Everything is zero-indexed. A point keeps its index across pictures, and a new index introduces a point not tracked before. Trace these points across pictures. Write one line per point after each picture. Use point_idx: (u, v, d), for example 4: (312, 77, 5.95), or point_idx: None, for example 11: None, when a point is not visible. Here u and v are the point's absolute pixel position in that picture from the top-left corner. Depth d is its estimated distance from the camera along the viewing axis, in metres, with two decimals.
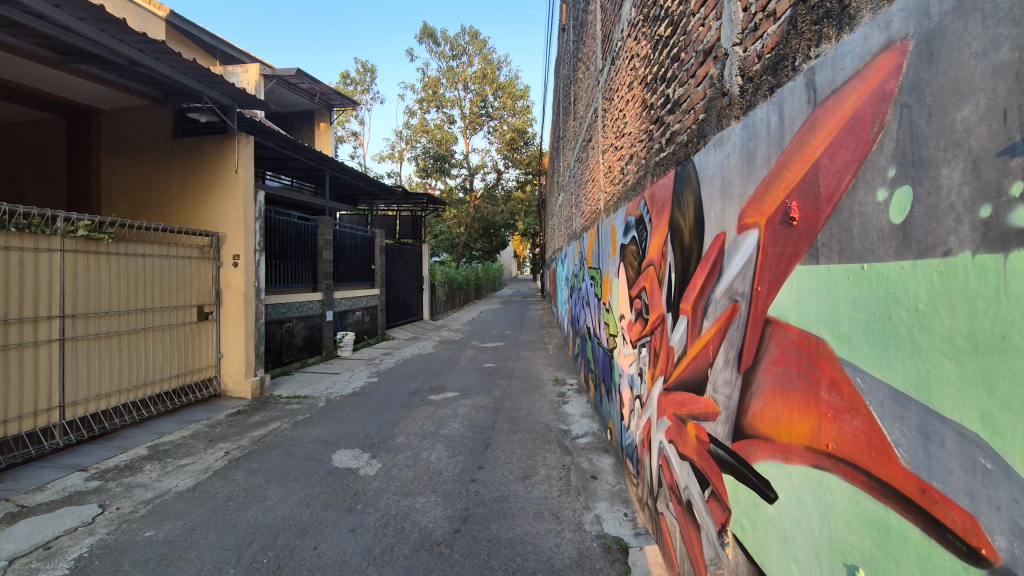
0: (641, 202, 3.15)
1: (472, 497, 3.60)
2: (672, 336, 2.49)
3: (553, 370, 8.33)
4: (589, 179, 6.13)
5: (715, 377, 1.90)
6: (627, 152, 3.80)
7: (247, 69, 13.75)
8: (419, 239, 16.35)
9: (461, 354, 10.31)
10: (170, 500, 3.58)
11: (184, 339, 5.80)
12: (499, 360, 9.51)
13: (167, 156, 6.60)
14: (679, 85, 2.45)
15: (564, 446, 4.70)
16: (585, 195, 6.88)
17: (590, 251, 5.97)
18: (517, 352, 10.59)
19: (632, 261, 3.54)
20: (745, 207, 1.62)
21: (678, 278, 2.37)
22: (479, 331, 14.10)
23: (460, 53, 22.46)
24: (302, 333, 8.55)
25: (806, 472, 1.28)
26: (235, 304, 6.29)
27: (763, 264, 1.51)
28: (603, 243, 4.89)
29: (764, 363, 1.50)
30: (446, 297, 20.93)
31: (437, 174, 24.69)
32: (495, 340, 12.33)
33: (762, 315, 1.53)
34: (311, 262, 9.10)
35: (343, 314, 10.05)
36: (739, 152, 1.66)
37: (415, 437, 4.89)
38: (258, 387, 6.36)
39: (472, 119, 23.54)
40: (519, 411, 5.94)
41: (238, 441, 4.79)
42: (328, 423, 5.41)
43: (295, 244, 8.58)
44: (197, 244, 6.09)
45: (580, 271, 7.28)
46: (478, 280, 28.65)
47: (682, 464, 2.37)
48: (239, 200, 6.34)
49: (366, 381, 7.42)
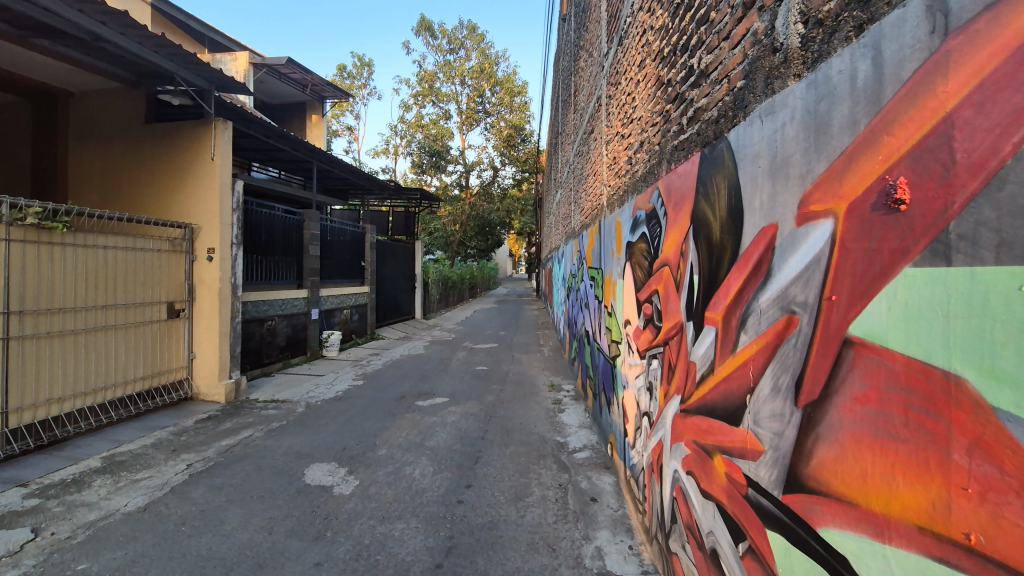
0: (654, 193, 2.77)
1: (457, 524, 3.21)
2: (693, 350, 2.11)
3: (549, 374, 7.94)
4: (591, 173, 5.74)
5: (756, 407, 1.52)
6: (636, 139, 3.42)
7: (236, 57, 13.29)
8: (412, 236, 15.92)
9: (453, 356, 9.92)
10: (115, 523, 3.16)
11: (151, 338, 5.38)
12: (493, 363, 9.13)
13: (139, 142, 6.16)
14: (706, 52, 2.06)
15: (560, 462, 4.31)
16: (585, 191, 6.49)
17: (590, 251, 5.60)
18: (512, 354, 10.19)
19: (640, 261, 3.15)
20: (812, 191, 1.24)
21: (703, 282, 1.99)
22: (472, 331, 13.71)
23: (457, 47, 22.05)
24: (285, 332, 8.12)
25: (919, 564, 0.90)
26: (208, 302, 5.86)
27: (840, 266, 1.13)
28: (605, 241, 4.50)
29: (840, 399, 1.13)
30: (440, 296, 20.51)
31: (433, 171, 24.26)
32: (488, 341, 11.93)
33: (835, 333, 1.16)
34: (295, 258, 8.67)
35: (330, 312, 9.62)
36: (803, 119, 1.28)
37: (398, 449, 4.49)
38: (232, 390, 5.95)
39: (469, 114, 23.12)
40: (512, 420, 5.55)
41: (203, 452, 4.37)
42: (304, 431, 5.00)
43: (279, 238, 8.17)
44: (168, 237, 5.67)
45: (579, 272, 6.91)
46: (473, 278, 28.25)
47: (705, 503, 2.00)
48: (214, 189, 5.90)
49: (350, 385, 7.01)
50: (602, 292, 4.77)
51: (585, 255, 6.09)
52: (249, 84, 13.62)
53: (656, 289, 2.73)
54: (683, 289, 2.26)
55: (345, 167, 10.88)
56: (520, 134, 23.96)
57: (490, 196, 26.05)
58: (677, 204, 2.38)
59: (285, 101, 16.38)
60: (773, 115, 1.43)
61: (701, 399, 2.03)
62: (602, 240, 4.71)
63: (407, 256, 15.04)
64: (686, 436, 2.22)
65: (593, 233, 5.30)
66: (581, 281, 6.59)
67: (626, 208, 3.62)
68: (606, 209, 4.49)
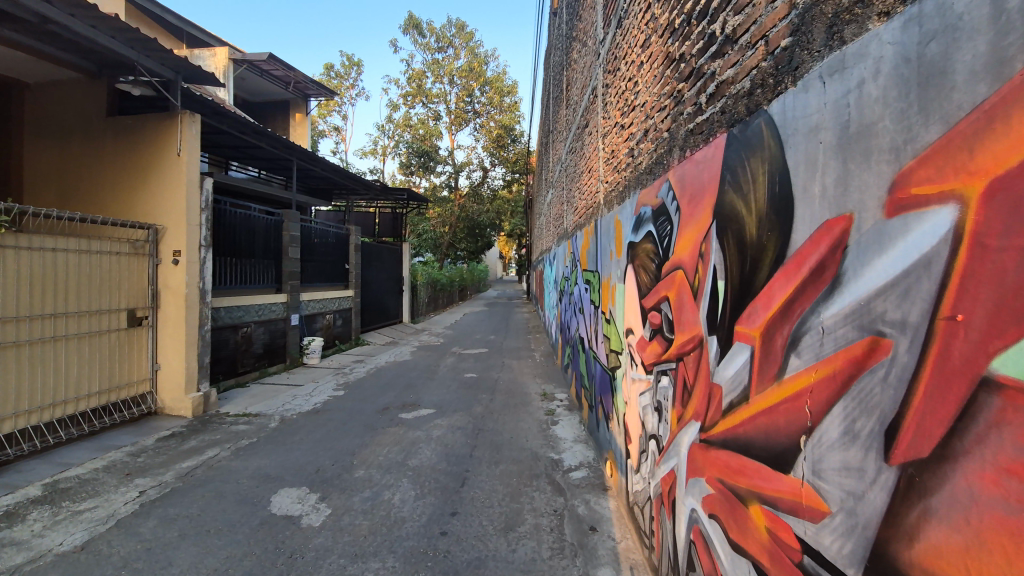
0: (664, 185, 2.43)
1: (439, 562, 2.83)
2: (719, 370, 1.76)
3: (541, 381, 7.58)
4: (585, 169, 5.41)
5: (817, 453, 1.17)
6: (638, 128, 3.08)
7: (216, 52, 12.91)
8: (399, 238, 15.52)
9: (441, 362, 9.53)
10: (45, 566, 2.74)
11: (109, 349, 4.95)
12: (482, 370, 8.75)
13: (100, 137, 5.73)
14: (734, 12, 1.72)
15: (554, 483, 3.95)
16: (578, 189, 6.15)
17: (585, 254, 5.26)
18: (502, 359, 9.82)
19: (645, 264, 2.81)
20: (913, 168, 0.90)
21: (733, 289, 1.64)
22: (461, 336, 13.31)
23: (446, 46, 21.68)
24: (261, 339, 7.70)
25: None
26: (174, 309, 5.44)
27: (971, 272, 0.79)
28: (602, 242, 4.16)
29: (973, 465, 0.79)
30: (429, 299, 20.10)
31: (421, 172, 23.87)
32: (478, 346, 11.55)
33: (960, 368, 0.81)
34: (273, 261, 8.25)
35: (311, 317, 9.19)
36: (897, 71, 0.94)
37: (377, 471, 4.10)
38: (201, 404, 5.52)
39: (458, 114, 22.75)
40: (502, 433, 5.18)
41: (160, 476, 3.95)
42: (276, 450, 4.59)
43: (254, 240, 7.76)
44: (129, 238, 5.25)
45: (573, 274, 6.56)
46: (462, 281, 27.84)
47: (735, 559, 1.64)
48: (181, 187, 5.47)
49: (330, 395, 6.59)
50: (599, 298, 4.44)
51: (579, 257, 5.75)
52: (229, 81, 13.16)
53: (666, 296, 2.38)
54: (702, 297, 1.92)
55: (328, 165, 10.46)
56: (510, 135, 23.62)
57: (480, 198, 25.68)
58: (693, 197, 2.04)
59: (267, 99, 15.91)
60: (846, 72, 1.08)
61: (730, 431, 1.68)
62: (599, 243, 4.36)
63: (394, 258, 14.61)
64: (707, 471, 1.87)
65: (589, 233, 4.95)
66: (575, 284, 6.24)
67: (627, 205, 3.27)
68: (604, 208, 4.14)
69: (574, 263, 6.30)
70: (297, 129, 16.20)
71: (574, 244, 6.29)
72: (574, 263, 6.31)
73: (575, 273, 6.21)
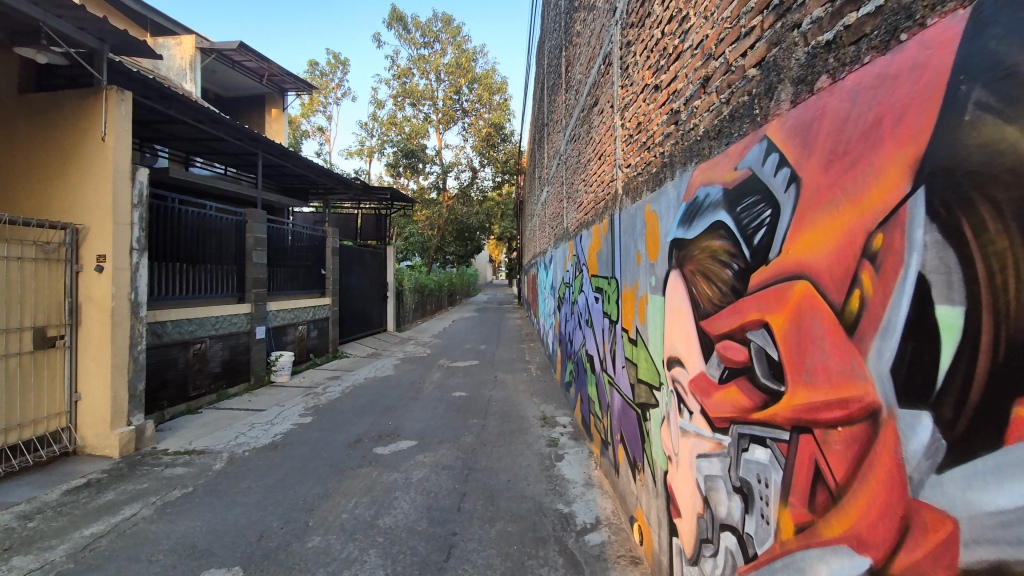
0: (755, 146, 1.57)
1: None
2: (947, 486, 0.90)
3: (539, 401, 6.68)
4: (594, 155, 4.56)
5: None
6: (686, 81, 2.25)
7: (181, 41, 11.96)
8: (383, 241, 14.58)
9: (426, 377, 8.60)
10: None
11: (7, 377, 3.98)
12: (473, 386, 7.82)
13: (10, 118, 4.76)
14: None
15: (566, 552, 3.05)
16: (582, 181, 5.30)
17: (596, 257, 4.39)
18: (494, 373, 8.90)
19: (707, 268, 1.95)
20: None
21: (1011, 327, 0.78)
22: (449, 346, 12.38)
23: (432, 41, 20.80)
24: (220, 356, 6.77)
25: None
26: (97, 326, 4.47)
27: None
28: (625, 243, 3.27)
29: None
30: (415, 305, 19.15)
31: (408, 172, 22.93)
32: (467, 357, 10.63)
33: None
34: (233, 267, 7.33)
35: (280, 329, 8.25)
36: None
37: (338, 537, 3.18)
38: (131, 440, 4.55)
39: (445, 112, 21.87)
40: (496, 473, 4.28)
41: (49, 551, 3.00)
42: (213, 506, 3.65)
43: (210, 244, 6.84)
44: (41, 241, 4.27)
45: (577, 281, 5.69)
46: (450, 286, 26.87)
47: None
48: (106, 177, 4.49)
49: (295, 423, 5.65)
50: (618, 312, 3.57)
51: (586, 260, 4.91)
52: (197, 72, 12.17)
53: (763, 321, 1.52)
54: (878, 332, 1.06)
55: (304, 161, 9.54)
56: (500, 134, 22.78)
57: (469, 199, 24.77)
58: (837, 152, 1.19)
59: (241, 93, 14.90)
60: None
61: None
62: (618, 244, 3.49)
63: (377, 262, 13.64)
64: None
65: (602, 231, 4.08)
66: (580, 292, 5.38)
67: (669, 190, 2.40)
68: (626, 199, 3.27)
69: (580, 269, 5.45)
70: (272, 126, 15.20)
71: (579, 245, 5.43)
72: (580, 268, 5.45)
73: (581, 278, 5.35)
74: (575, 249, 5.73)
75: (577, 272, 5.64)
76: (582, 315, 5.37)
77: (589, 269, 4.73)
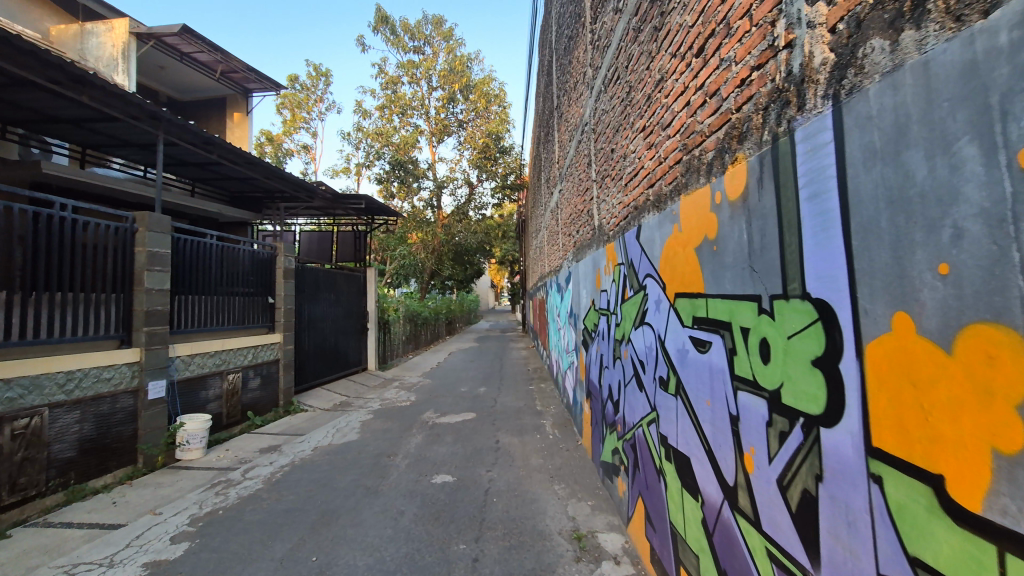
0: None
1: None
2: None
3: (563, 494, 4.30)
4: (680, 60, 2.32)
5: None
6: None
7: (112, 26, 9.88)
8: (362, 263, 12.35)
9: (402, 442, 6.22)
10: None
11: None
12: (464, 459, 5.45)
13: None
14: None
15: None
16: (638, 131, 3.06)
17: (698, 257, 2.11)
18: (496, 433, 6.53)
19: None
20: None
21: None
22: (440, 389, 9.98)
23: (422, 44, 18.99)
24: (75, 433, 4.43)
25: None
26: None
27: None
28: (925, 174, 0.97)
29: None
30: (406, 337, 16.80)
31: (397, 189, 20.90)
32: (461, 406, 8.25)
33: None
34: (112, 298, 5.06)
35: (196, 382, 5.94)
36: None
37: None
38: None
39: (438, 123, 19.92)
40: None
41: None
42: None
43: (63, 261, 4.58)
44: None
45: (627, 306, 3.42)
46: (447, 312, 24.55)
47: None
48: None
49: (147, 564, 3.25)
50: (829, 389, 1.26)
51: (661, 267, 2.63)
52: (132, 63, 10.10)
53: None
54: None
55: (250, 157, 7.39)
56: (499, 146, 20.75)
57: (467, 218, 22.58)
58: None
59: (201, 95, 12.93)
60: None
61: None
62: (850, 199, 1.17)
63: (353, 288, 11.38)
64: None
65: (730, 194, 1.80)
66: (638, 331, 3.12)
67: None
68: (922, 30, 0.98)
69: (635, 286, 3.19)
70: (234, 131, 13.13)
71: (635, 242, 3.16)
72: (635, 285, 3.19)
73: (640, 295, 3.06)
74: (623, 255, 3.48)
75: (628, 292, 3.37)
76: (642, 366, 3.08)
77: (673, 286, 2.43)
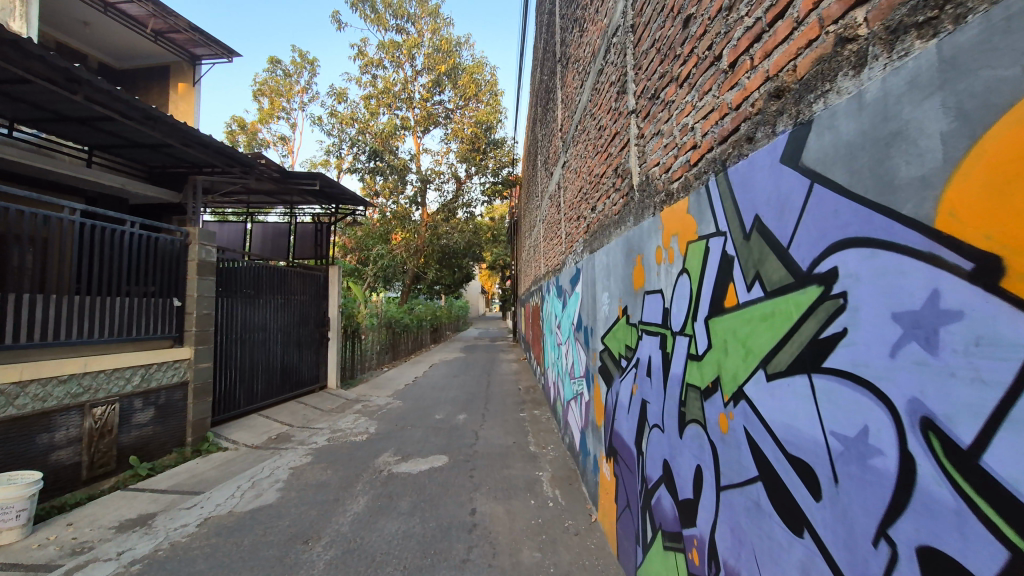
0: None
1: None
2: None
3: None
4: None
5: None
6: None
7: None
8: (325, 261, 10.47)
9: (336, 508, 4.33)
10: None
11: None
12: (420, 548, 3.57)
13: None
14: None
15: None
16: None
17: None
18: (472, 491, 4.65)
19: None
20: None
21: None
22: (410, 416, 8.08)
23: (405, 23, 17.17)
24: None
25: None
26: None
27: None
28: None
29: None
30: (381, 347, 14.86)
31: (377, 183, 19.00)
32: (431, 441, 6.38)
33: None
34: None
35: (30, 421, 4.03)
36: None
37: None
38: None
39: (422, 110, 18.08)
40: None
41: None
42: None
43: None
44: None
45: (732, 322, 1.62)
46: (432, 319, 22.64)
47: None
48: None
49: None
50: None
51: (949, 205, 0.84)
52: (34, 8, 8.08)
53: None
54: None
55: (156, 115, 5.53)
56: (489, 138, 18.94)
57: (454, 217, 20.70)
58: None
59: (139, 61, 11.02)
60: None
61: None
62: None
63: (310, 291, 9.49)
64: None
65: None
66: (789, 385, 1.30)
67: None
68: None
69: (771, 280, 1.38)
70: (178, 105, 11.19)
71: (776, 169, 1.35)
72: (770, 274, 1.38)
73: (801, 297, 1.24)
74: (722, 218, 1.67)
75: (740, 292, 1.56)
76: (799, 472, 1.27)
77: None
